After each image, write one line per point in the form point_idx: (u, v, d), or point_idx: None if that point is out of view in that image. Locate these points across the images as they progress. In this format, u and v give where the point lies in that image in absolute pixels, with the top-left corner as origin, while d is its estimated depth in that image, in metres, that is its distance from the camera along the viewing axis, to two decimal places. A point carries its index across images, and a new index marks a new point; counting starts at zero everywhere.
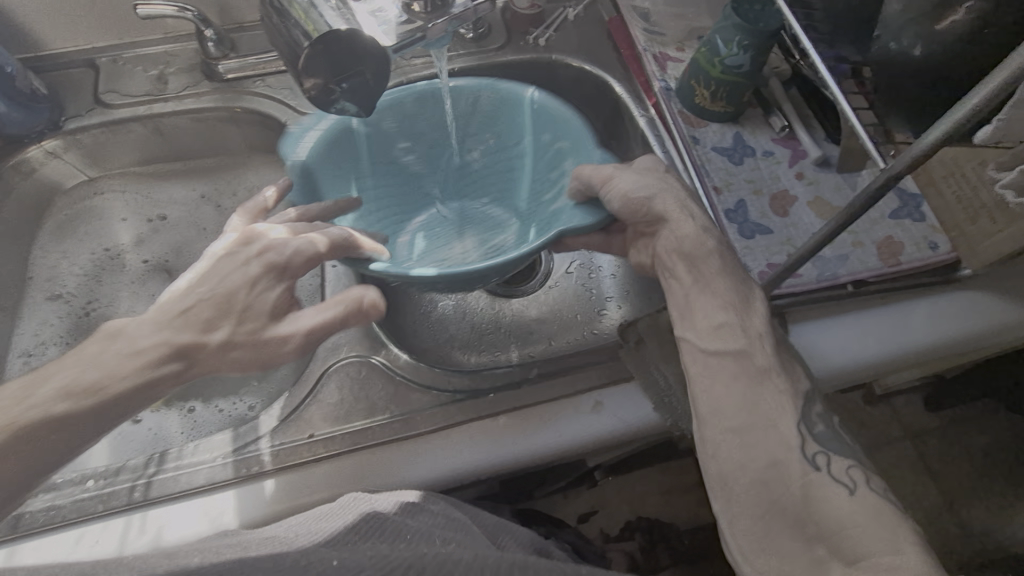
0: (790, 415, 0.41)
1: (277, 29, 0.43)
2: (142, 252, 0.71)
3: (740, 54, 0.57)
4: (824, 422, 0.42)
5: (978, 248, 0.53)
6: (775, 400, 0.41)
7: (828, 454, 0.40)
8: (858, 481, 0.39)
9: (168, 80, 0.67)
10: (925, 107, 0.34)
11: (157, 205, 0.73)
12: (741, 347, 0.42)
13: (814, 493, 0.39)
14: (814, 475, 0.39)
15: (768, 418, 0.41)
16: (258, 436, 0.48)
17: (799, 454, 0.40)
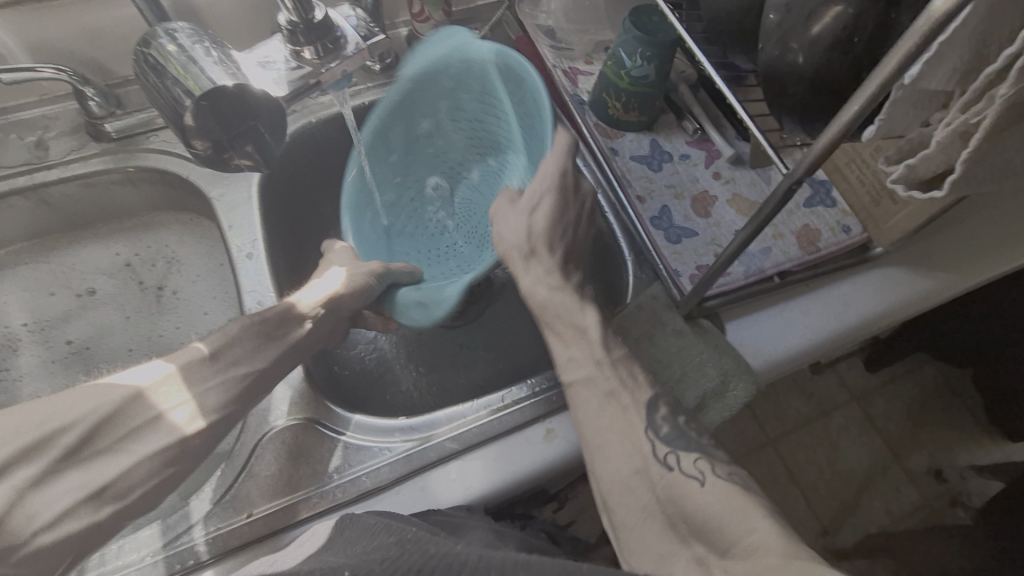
0: (638, 425, 0.44)
1: (156, 88, 0.40)
2: (64, 333, 0.65)
3: (644, 66, 0.57)
4: (668, 424, 0.44)
5: (887, 225, 0.56)
6: (624, 420, 0.44)
7: (677, 453, 0.42)
8: (706, 473, 0.41)
9: (49, 146, 0.61)
10: (812, 112, 0.36)
11: (84, 278, 0.67)
12: (589, 374, 0.46)
13: (675, 494, 0.40)
14: (670, 475, 0.41)
15: (620, 433, 0.44)
16: (191, 525, 0.45)
17: (653, 459, 0.42)
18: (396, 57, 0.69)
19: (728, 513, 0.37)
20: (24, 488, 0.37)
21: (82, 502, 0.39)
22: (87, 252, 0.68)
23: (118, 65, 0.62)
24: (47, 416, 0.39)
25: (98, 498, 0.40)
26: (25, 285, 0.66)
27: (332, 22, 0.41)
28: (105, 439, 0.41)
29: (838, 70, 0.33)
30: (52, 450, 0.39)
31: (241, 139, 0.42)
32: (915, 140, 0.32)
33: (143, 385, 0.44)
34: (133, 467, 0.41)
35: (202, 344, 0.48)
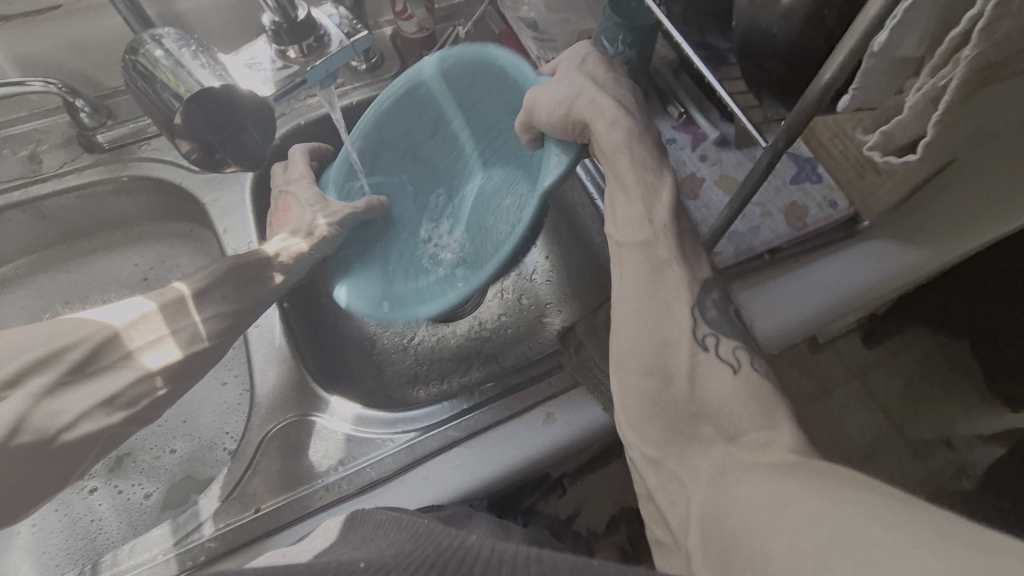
0: (687, 301, 0.41)
1: (144, 93, 0.40)
2: None
3: (626, 51, 0.58)
4: (717, 308, 0.42)
5: (873, 198, 0.57)
6: (673, 286, 0.41)
7: (717, 336, 0.40)
8: (742, 361, 0.39)
9: (43, 158, 0.62)
10: (789, 87, 0.37)
11: (104, 291, 0.69)
12: (650, 234, 0.42)
13: (698, 374, 0.39)
14: (702, 354, 0.39)
15: (667, 301, 0.41)
16: (201, 522, 0.46)
17: (689, 336, 0.40)
18: (381, 57, 0.70)
19: (747, 408, 0.37)
20: (39, 396, 0.44)
21: (96, 406, 0.46)
22: (90, 265, 0.69)
23: (107, 76, 0.63)
24: (54, 334, 0.46)
25: (110, 404, 0.47)
26: (28, 301, 0.67)
27: (315, 20, 0.42)
28: (108, 356, 0.48)
29: (811, 44, 0.34)
30: (61, 362, 0.46)
31: (231, 141, 0.42)
32: (890, 109, 0.33)
33: (131, 317, 0.50)
34: (129, 381, 0.48)
35: (182, 285, 0.53)
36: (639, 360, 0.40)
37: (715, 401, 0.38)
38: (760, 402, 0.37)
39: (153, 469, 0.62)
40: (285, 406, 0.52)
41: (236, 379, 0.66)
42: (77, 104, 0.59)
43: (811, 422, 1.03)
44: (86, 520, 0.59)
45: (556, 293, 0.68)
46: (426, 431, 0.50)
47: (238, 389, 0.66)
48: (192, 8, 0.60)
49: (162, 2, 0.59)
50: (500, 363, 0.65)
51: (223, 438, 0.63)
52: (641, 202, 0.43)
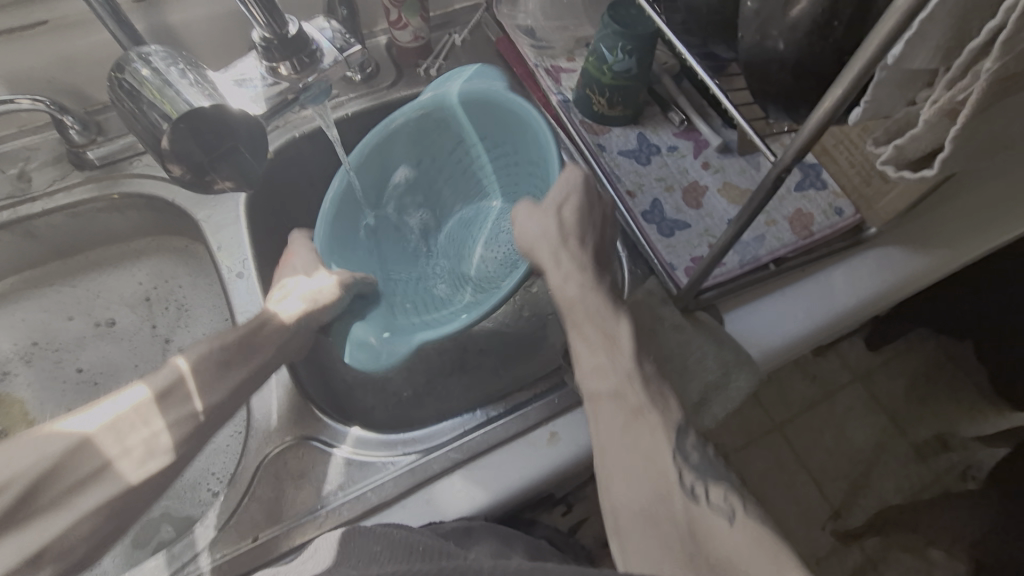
0: (667, 447, 0.39)
1: (132, 114, 0.39)
2: (77, 358, 0.65)
3: (626, 59, 0.57)
4: (699, 454, 0.39)
5: (879, 206, 0.56)
6: None
7: (705, 485, 0.38)
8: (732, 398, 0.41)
9: (32, 177, 0.61)
10: (797, 98, 0.35)
11: (107, 308, 0.68)
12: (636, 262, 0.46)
13: (699, 534, 0.36)
14: (693, 509, 0.37)
15: (649, 459, 0.39)
16: (197, 553, 0.45)
17: (678, 488, 0.38)
18: (376, 67, 0.68)
19: (760, 565, 0.33)
20: None
21: (16, 566, 0.36)
22: (85, 282, 0.68)
23: (97, 91, 0.62)
24: None
25: (33, 563, 0.37)
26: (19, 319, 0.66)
27: (307, 36, 0.41)
28: (48, 492, 0.39)
29: (820, 54, 0.32)
30: (10, 490, 0.37)
31: (223, 161, 0.41)
32: (902, 120, 0.32)
33: (114, 415, 0.42)
34: (74, 525, 0.39)
35: (182, 361, 0.47)
36: (638, 524, 0.38)
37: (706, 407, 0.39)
38: (766, 554, 0.33)
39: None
40: (282, 428, 0.51)
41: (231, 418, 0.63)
42: (67, 121, 0.58)
43: (816, 427, 1.01)
44: None
45: (557, 305, 0.67)
46: (427, 452, 0.48)
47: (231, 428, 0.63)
48: (182, 20, 0.59)
49: (152, 16, 0.58)
50: (501, 377, 0.64)
51: (209, 480, 0.60)
52: (603, 354, 0.43)
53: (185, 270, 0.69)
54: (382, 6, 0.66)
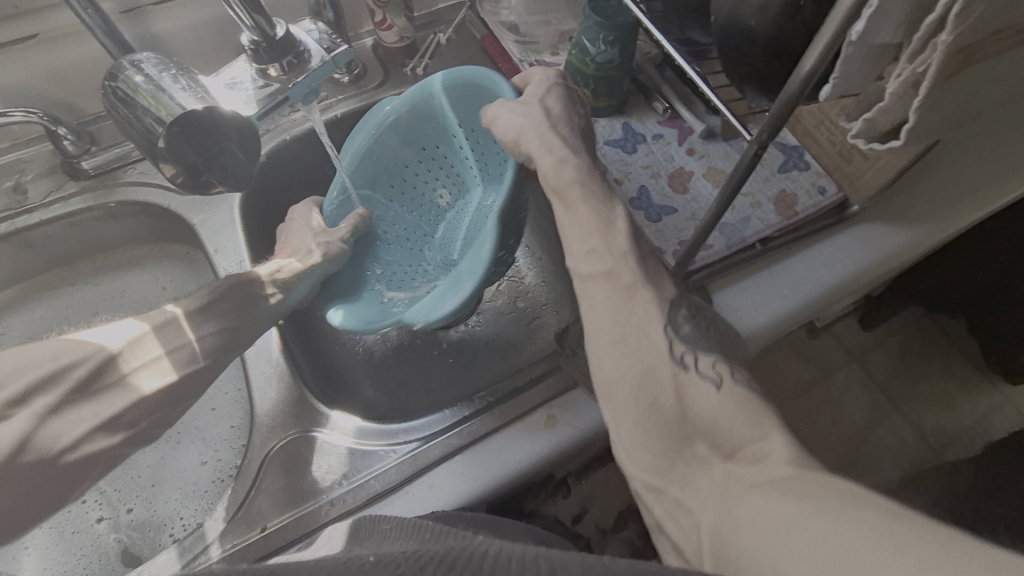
0: (659, 321, 0.42)
1: (127, 120, 0.40)
2: None
3: (608, 50, 0.58)
4: (690, 324, 0.43)
5: (860, 183, 0.58)
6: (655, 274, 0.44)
7: (695, 352, 0.41)
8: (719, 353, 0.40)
9: (28, 189, 0.61)
10: (771, 79, 0.37)
11: (128, 307, 0.69)
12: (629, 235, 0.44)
13: (685, 392, 0.39)
14: (683, 374, 0.40)
15: (641, 327, 0.42)
16: (207, 545, 0.46)
17: (668, 357, 0.40)
18: (364, 68, 0.69)
19: (739, 419, 0.37)
20: (44, 414, 0.44)
21: (98, 426, 0.46)
22: (87, 292, 0.69)
23: (88, 102, 0.63)
24: (55, 353, 0.45)
25: (109, 426, 0.47)
26: (26, 328, 0.66)
27: (294, 37, 0.42)
28: (109, 374, 0.47)
29: (790, 34, 0.34)
30: (64, 381, 0.45)
31: (217, 162, 0.42)
32: (873, 94, 0.33)
33: (129, 337, 0.49)
34: (126, 403, 0.47)
35: (175, 305, 0.53)
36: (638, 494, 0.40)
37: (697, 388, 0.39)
38: (749, 409, 0.38)
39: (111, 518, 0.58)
40: (285, 424, 0.52)
41: (214, 464, 0.60)
42: (61, 133, 0.59)
43: (812, 407, 1.03)
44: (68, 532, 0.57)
45: (552, 295, 0.68)
46: (429, 440, 0.50)
47: (214, 477, 0.59)
48: (169, 28, 0.60)
49: (140, 26, 0.59)
50: (499, 366, 0.65)
51: (173, 523, 0.57)
52: (596, 234, 0.45)
53: (196, 291, 0.70)
54: (367, 8, 0.67)
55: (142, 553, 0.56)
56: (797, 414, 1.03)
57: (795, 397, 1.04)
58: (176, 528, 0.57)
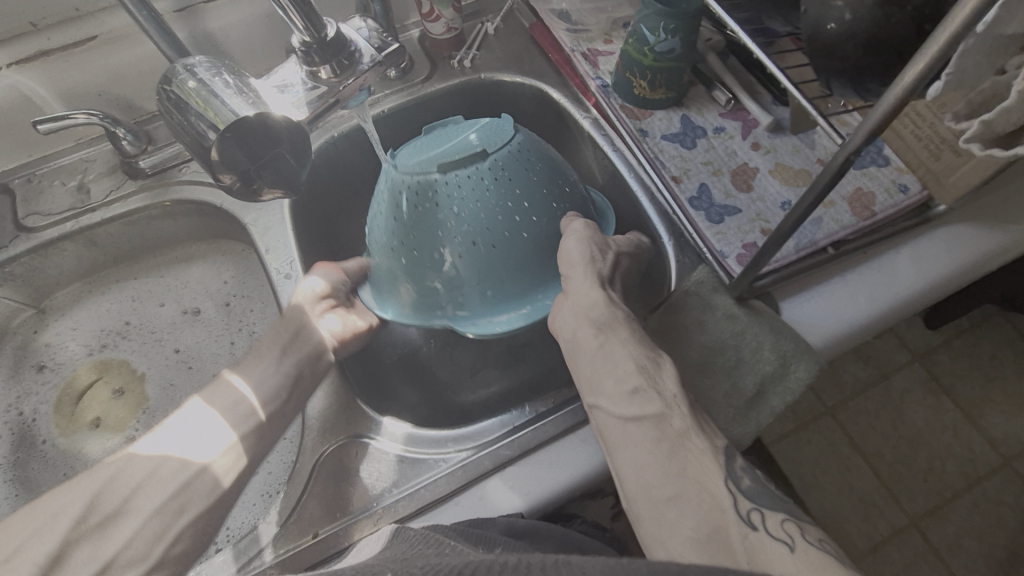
0: (718, 474, 0.39)
1: (180, 125, 0.40)
2: (174, 342, 0.68)
3: (669, 39, 0.54)
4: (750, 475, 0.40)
5: (949, 181, 0.52)
6: (699, 461, 0.40)
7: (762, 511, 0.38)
8: (796, 537, 0.36)
9: (90, 189, 0.63)
10: (864, 75, 0.33)
11: (193, 299, 0.71)
12: (660, 416, 0.42)
13: (758, 560, 0.36)
14: (752, 538, 0.37)
15: (699, 482, 0.39)
16: (262, 548, 0.46)
17: (734, 516, 0.37)
18: (411, 61, 0.68)
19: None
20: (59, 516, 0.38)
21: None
22: (151, 286, 0.71)
23: (145, 102, 0.64)
24: None
25: (107, 571, 0.39)
26: (97, 322, 0.69)
27: (344, 37, 0.41)
28: None
29: (892, 25, 0.30)
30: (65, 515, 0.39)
31: (268, 167, 0.41)
32: (987, 91, 0.30)
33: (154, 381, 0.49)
34: (136, 532, 0.40)
35: None
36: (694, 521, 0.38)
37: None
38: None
39: None
40: (336, 428, 0.52)
41: (264, 482, 0.61)
42: (119, 132, 0.60)
43: (874, 410, 0.97)
44: None
45: None
46: (477, 450, 0.49)
47: (261, 492, 0.60)
48: (220, 26, 0.60)
49: (193, 24, 0.59)
50: (546, 371, 0.64)
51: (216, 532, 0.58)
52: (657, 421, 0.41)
53: (254, 293, 0.71)
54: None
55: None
56: (856, 416, 0.96)
57: (854, 400, 0.97)
58: (218, 538, 0.57)
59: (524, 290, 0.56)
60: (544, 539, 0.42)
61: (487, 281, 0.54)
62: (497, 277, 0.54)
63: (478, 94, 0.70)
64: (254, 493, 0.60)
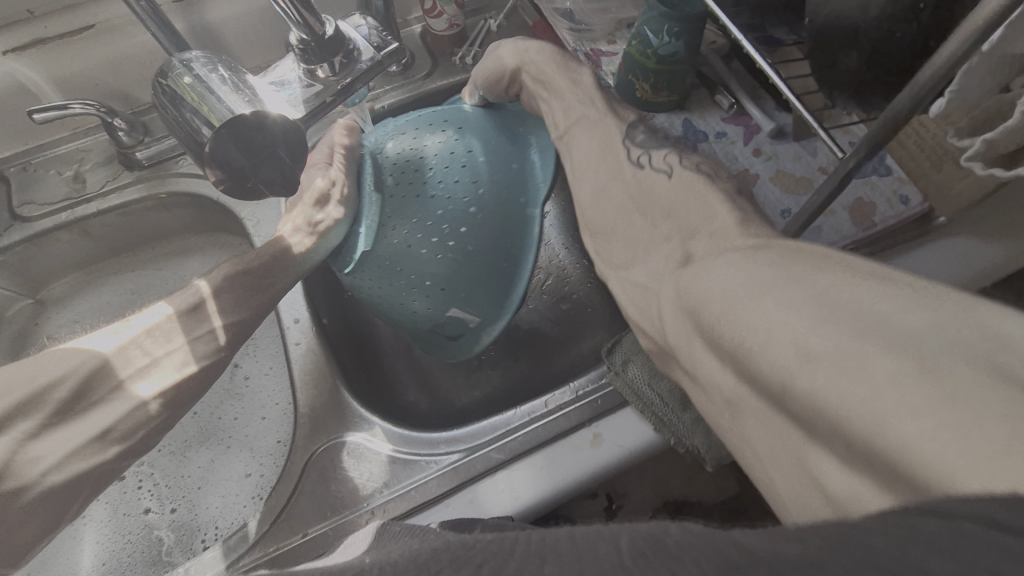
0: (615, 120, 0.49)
1: (175, 121, 0.39)
2: None
3: (672, 42, 0.53)
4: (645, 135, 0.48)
5: (950, 193, 0.52)
6: (613, 166, 0.47)
7: (650, 155, 0.46)
8: (674, 166, 0.44)
9: (86, 179, 0.62)
10: (867, 88, 0.33)
11: None
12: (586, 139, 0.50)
13: (649, 182, 0.43)
14: (641, 170, 0.45)
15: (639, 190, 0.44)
16: (251, 545, 0.46)
17: (625, 164, 0.46)
18: (412, 57, 0.67)
19: (689, 199, 0.41)
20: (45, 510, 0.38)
21: None
22: (149, 278, 0.70)
23: (142, 92, 0.63)
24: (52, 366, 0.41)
25: (103, 439, 0.41)
26: (95, 313, 0.68)
27: (343, 36, 0.40)
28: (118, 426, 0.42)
29: (898, 38, 0.30)
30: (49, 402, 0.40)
31: (263, 167, 0.40)
32: (991, 109, 0.30)
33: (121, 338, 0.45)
34: (126, 414, 0.43)
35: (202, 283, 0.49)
36: None
37: (667, 200, 0.42)
38: (698, 197, 0.40)
39: (157, 513, 0.59)
40: (330, 428, 0.52)
41: (257, 480, 0.60)
42: (115, 122, 0.59)
43: None
44: (124, 515, 0.59)
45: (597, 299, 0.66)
46: (470, 452, 0.49)
47: (253, 492, 0.60)
48: (219, 17, 0.59)
49: (192, 15, 0.58)
50: (541, 373, 0.64)
51: (207, 530, 0.58)
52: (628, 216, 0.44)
53: None
54: None
55: (174, 556, 0.56)
56: None
57: None
58: (208, 535, 0.57)
59: (505, 154, 0.57)
60: None
61: (472, 175, 0.53)
62: (479, 162, 0.54)
63: None
64: (247, 490, 0.60)
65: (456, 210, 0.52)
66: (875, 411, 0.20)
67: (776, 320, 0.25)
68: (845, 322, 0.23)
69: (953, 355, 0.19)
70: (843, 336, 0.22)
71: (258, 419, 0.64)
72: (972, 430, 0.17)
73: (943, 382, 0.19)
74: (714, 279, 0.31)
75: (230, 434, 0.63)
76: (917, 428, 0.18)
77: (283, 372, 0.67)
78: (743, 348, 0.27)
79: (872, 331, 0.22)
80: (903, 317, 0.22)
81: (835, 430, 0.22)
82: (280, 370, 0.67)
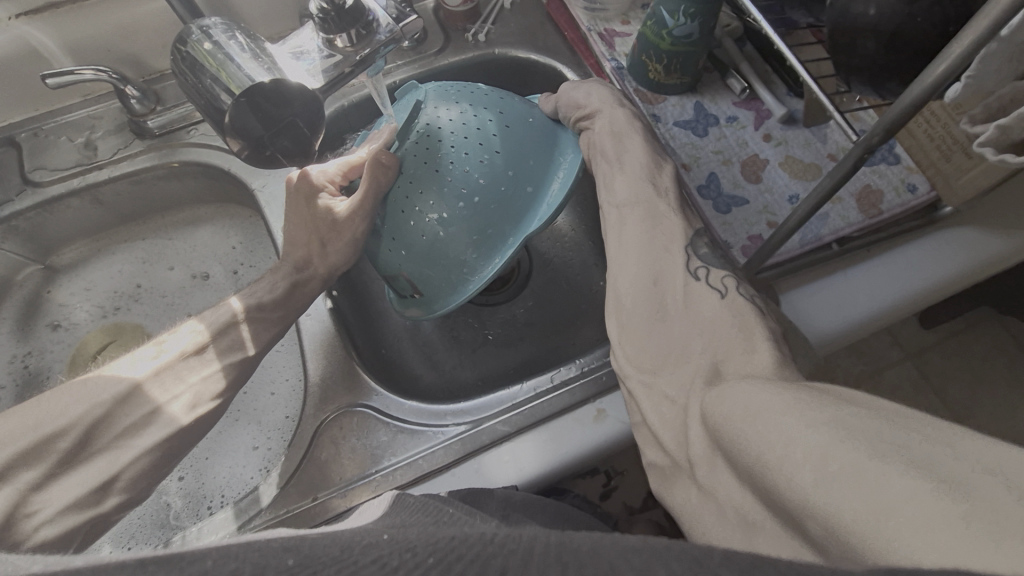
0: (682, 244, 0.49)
1: (195, 88, 0.39)
2: (185, 308, 0.69)
3: (687, 23, 0.53)
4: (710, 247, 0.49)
5: (958, 183, 0.52)
6: (668, 232, 0.50)
7: (707, 269, 0.47)
8: (729, 288, 0.46)
9: (98, 146, 0.62)
10: (884, 73, 0.33)
11: (204, 262, 0.71)
12: (647, 198, 0.51)
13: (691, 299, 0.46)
14: (693, 284, 0.47)
15: (663, 248, 0.49)
16: (262, 508, 0.48)
17: (684, 268, 0.47)
18: (424, 32, 0.67)
19: (733, 332, 0.44)
20: None
21: None
22: (162, 248, 0.71)
23: (154, 60, 0.63)
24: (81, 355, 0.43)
25: None
26: (113, 283, 0.70)
27: (363, 6, 0.40)
28: None
29: (918, 24, 0.30)
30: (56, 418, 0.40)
31: (282, 135, 0.41)
32: (1006, 97, 0.31)
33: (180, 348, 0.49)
34: None
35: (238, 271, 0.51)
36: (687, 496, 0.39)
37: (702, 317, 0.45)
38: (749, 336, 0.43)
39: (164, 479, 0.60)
40: (339, 398, 0.53)
41: (264, 452, 0.62)
42: (128, 89, 0.59)
43: None
44: None
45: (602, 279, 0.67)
46: (477, 425, 0.50)
47: (260, 464, 0.61)
48: None
49: None
50: (543, 353, 0.65)
51: (212, 498, 0.59)
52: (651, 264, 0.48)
53: (262, 262, 0.71)
54: None
55: (182, 522, 0.58)
56: None
57: None
58: (214, 503, 0.59)
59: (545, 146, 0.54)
60: (540, 511, 0.43)
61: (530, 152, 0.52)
62: (536, 141, 0.53)
63: (490, 70, 0.69)
64: (255, 461, 0.61)
65: (502, 169, 0.50)
66: (880, 515, 0.23)
67: (796, 437, 0.28)
68: (866, 440, 0.26)
69: (974, 483, 0.22)
70: (863, 453, 0.25)
71: (268, 392, 0.65)
72: (989, 546, 0.20)
73: (966, 501, 0.21)
74: (733, 404, 0.34)
75: (237, 408, 0.64)
76: (916, 535, 0.21)
77: (292, 346, 0.67)
78: (757, 461, 0.30)
79: (893, 454, 0.24)
80: (918, 447, 0.25)
81: (842, 544, 0.24)
82: (291, 345, 0.67)
